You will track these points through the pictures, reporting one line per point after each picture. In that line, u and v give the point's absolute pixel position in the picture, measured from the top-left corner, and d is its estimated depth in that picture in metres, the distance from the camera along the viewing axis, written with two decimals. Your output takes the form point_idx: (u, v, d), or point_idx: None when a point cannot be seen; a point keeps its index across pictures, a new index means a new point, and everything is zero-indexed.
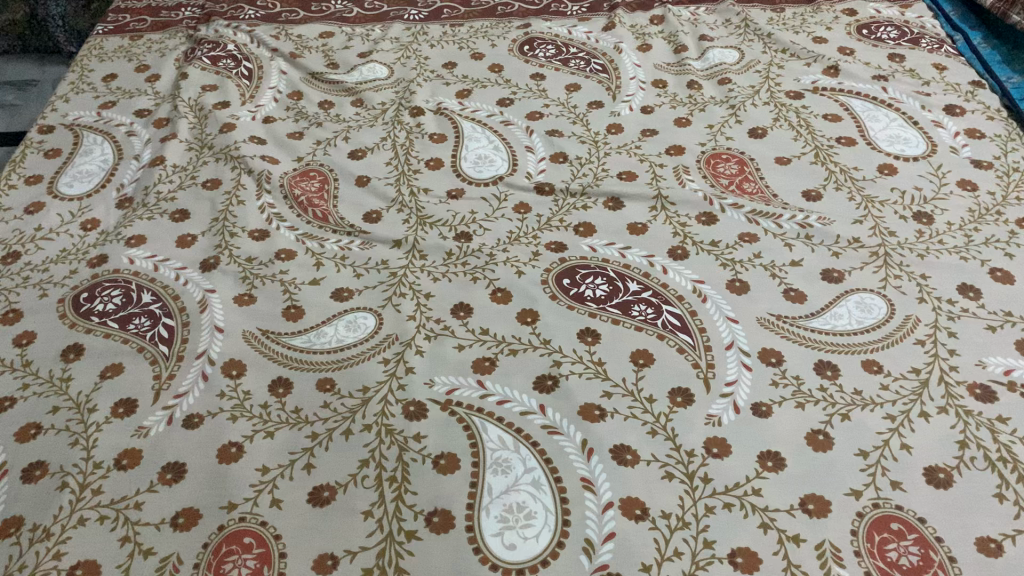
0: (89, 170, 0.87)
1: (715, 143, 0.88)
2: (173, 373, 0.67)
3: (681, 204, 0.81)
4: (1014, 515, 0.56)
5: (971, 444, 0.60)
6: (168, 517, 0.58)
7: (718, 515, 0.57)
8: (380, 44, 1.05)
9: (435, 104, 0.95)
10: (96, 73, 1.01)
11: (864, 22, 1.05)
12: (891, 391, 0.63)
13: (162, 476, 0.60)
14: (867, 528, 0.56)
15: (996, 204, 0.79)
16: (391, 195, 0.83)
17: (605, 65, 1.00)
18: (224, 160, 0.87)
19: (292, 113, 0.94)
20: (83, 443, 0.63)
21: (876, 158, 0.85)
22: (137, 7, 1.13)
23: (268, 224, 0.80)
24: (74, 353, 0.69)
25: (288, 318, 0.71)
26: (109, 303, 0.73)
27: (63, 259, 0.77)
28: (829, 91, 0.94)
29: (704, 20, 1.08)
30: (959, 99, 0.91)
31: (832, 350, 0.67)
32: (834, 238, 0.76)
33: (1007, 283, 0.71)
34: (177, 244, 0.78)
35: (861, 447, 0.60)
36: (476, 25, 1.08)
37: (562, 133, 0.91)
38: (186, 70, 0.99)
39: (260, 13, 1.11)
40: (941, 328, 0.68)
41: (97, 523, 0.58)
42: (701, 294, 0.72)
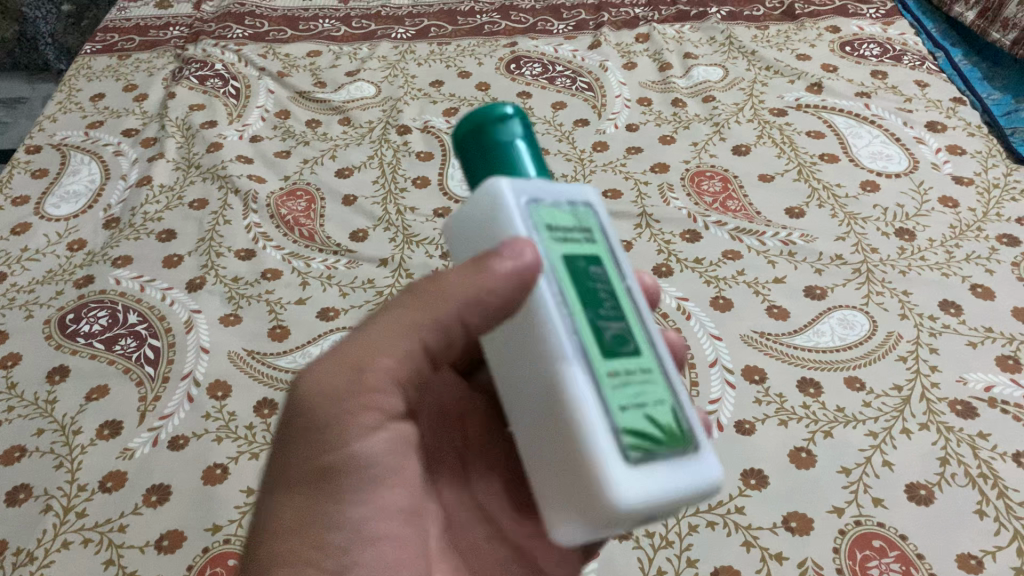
0: (76, 190, 0.87)
1: (699, 160, 0.89)
2: (159, 394, 0.67)
3: (665, 221, 0.81)
4: (994, 531, 0.56)
5: (953, 460, 0.60)
6: (152, 539, 0.58)
7: (701, 533, 0.57)
8: (367, 62, 1.05)
9: (422, 122, 0.96)
10: (85, 92, 1.01)
11: (847, 39, 1.06)
12: (873, 407, 0.64)
13: (147, 498, 0.61)
14: (849, 545, 0.56)
15: (977, 220, 0.80)
16: (378, 213, 0.84)
17: (590, 83, 1.01)
18: (211, 179, 0.87)
19: (279, 132, 0.95)
20: (67, 465, 0.63)
21: (859, 174, 0.85)
22: (125, 27, 1.13)
23: (254, 243, 0.80)
24: (59, 375, 0.69)
25: (274, 338, 0.72)
26: (95, 323, 0.73)
27: (50, 279, 0.78)
28: (812, 108, 0.95)
29: (689, 38, 1.09)
30: (941, 116, 0.92)
31: (815, 367, 0.67)
32: (817, 254, 0.77)
33: (987, 299, 0.72)
34: (163, 264, 0.78)
35: (844, 464, 0.60)
36: (463, 44, 1.09)
37: (547, 151, 0.91)
38: (174, 90, 1.00)
39: (248, 33, 1.11)
40: (923, 345, 0.68)
41: (81, 547, 0.58)
42: (685, 311, 0.72)
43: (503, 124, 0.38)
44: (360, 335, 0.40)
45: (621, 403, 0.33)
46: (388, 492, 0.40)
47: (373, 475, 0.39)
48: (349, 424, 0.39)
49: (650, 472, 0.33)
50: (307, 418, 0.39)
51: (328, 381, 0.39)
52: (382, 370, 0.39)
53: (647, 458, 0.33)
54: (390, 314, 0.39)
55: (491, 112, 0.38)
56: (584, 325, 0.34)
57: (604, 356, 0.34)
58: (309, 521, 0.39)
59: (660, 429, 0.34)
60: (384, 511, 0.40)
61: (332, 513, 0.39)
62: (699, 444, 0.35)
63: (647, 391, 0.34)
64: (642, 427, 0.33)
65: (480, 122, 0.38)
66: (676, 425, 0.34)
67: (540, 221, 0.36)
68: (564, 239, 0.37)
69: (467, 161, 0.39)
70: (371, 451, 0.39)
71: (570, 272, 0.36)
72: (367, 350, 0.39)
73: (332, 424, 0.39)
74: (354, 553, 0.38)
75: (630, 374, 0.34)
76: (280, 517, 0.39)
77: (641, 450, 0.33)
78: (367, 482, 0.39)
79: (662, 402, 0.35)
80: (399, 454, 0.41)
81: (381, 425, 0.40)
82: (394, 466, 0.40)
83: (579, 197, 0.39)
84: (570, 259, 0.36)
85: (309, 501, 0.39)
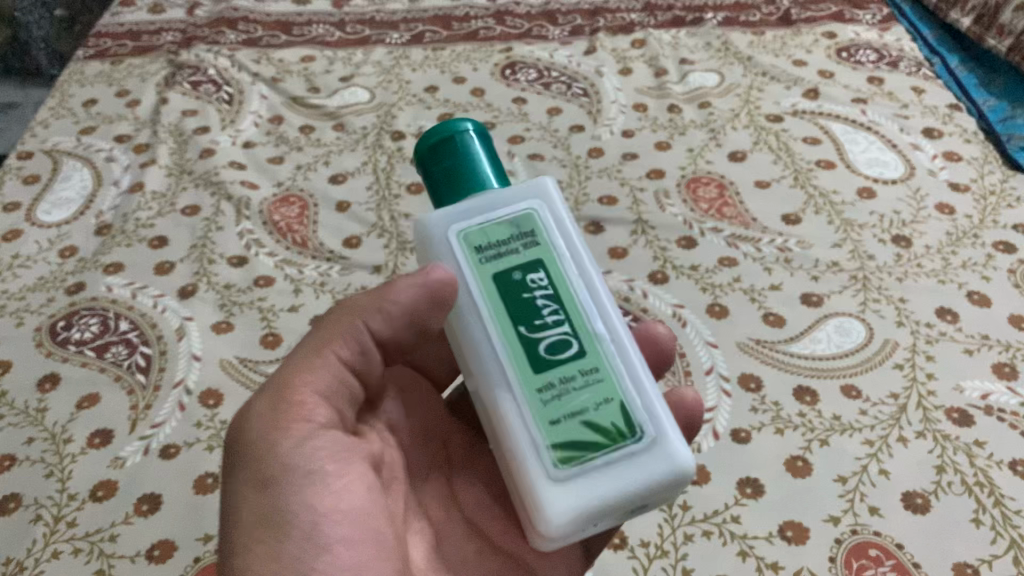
0: (68, 196, 0.87)
1: (695, 166, 0.88)
2: (150, 403, 0.67)
3: (661, 227, 0.81)
4: (991, 540, 0.56)
5: (949, 469, 0.60)
6: (143, 549, 0.58)
7: (697, 543, 0.57)
8: (362, 68, 1.05)
9: (416, 128, 0.95)
10: (77, 98, 1.01)
11: (843, 45, 1.06)
12: (869, 415, 0.63)
13: (138, 507, 0.60)
14: (845, 555, 0.56)
15: (974, 227, 0.79)
16: (372, 220, 0.83)
17: (586, 89, 1.01)
18: (204, 186, 0.87)
19: (272, 138, 0.94)
20: (58, 474, 0.62)
21: (855, 181, 0.85)
22: (118, 32, 1.12)
23: (247, 250, 0.79)
24: (50, 383, 0.68)
25: (266, 345, 0.71)
26: (86, 331, 0.72)
27: (41, 287, 0.77)
28: (808, 114, 0.95)
29: (685, 43, 1.09)
30: (938, 123, 0.92)
31: (812, 375, 0.67)
32: (813, 261, 0.76)
33: (984, 307, 0.71)
34: (155, 271, 0.78)
35: (840, 472, 0.60)
36: (458, 49, 1.08)
37: (543, 157, 0.91)
38: (167, 96, 0.99)
39: (241, 38, 1.11)
40: (919, 352, 0.68)
41: (72, 557, 0.58)
42: (681, 319, 0.72)
43: (457, 142, 0.43)
44: (288, 366, 0.45)
45: (553, 416, 0.40)
46: (341, 494, 0.42)
47: (321, 480, 0.42)
48: (286, 434, 0.42)
49: (582, 474, 0.40)
50: (248, 441, 0.43)
51: (261, 407, 0.43)
52: (308, 388, 0.43)
53: (583, 467, 0.40)
54: (310, 343, 0.45)
55: (458, 125, 0.43)
56: (513, 345, 0.41)
57: (532, 372, 0.41)
58: (267, 529, 0.40)
59: (599, 432, 0.40)
60: (343, 513, 0.41)
61: (284, 517, 0.40)
62: (656, 433, 0.41)
63: (585, 395, 0.41)
64: (578, 433, 0.40)
65: (439, 139, 0.43)
66: (619, 422, 0.40)
67: (475, 243, 0.42)
68: (499, 253, 0.42)
69: (429, 178, 0.44)
70: (316, 458, 0.42)
71: (502, 291, 0.42)
72: (294, 375, 0.44)
73: (260, 441, 0.42)
74: (311, 559, 0.40)
75: (564, 383, 0.41)
76: (237, 531, 0.41)
77: (573, 460, 0.40)
78: (319, 487, 0.41)
79: (605, 402, 0.41)
80: (346, 459, 0.43)
81: (321, 434, 0.43)
82: (342, 469, 0.42)
83: (528, 200, 0.43)
84: (507, 275, 0.42)
85: (262, 509, 0.41)
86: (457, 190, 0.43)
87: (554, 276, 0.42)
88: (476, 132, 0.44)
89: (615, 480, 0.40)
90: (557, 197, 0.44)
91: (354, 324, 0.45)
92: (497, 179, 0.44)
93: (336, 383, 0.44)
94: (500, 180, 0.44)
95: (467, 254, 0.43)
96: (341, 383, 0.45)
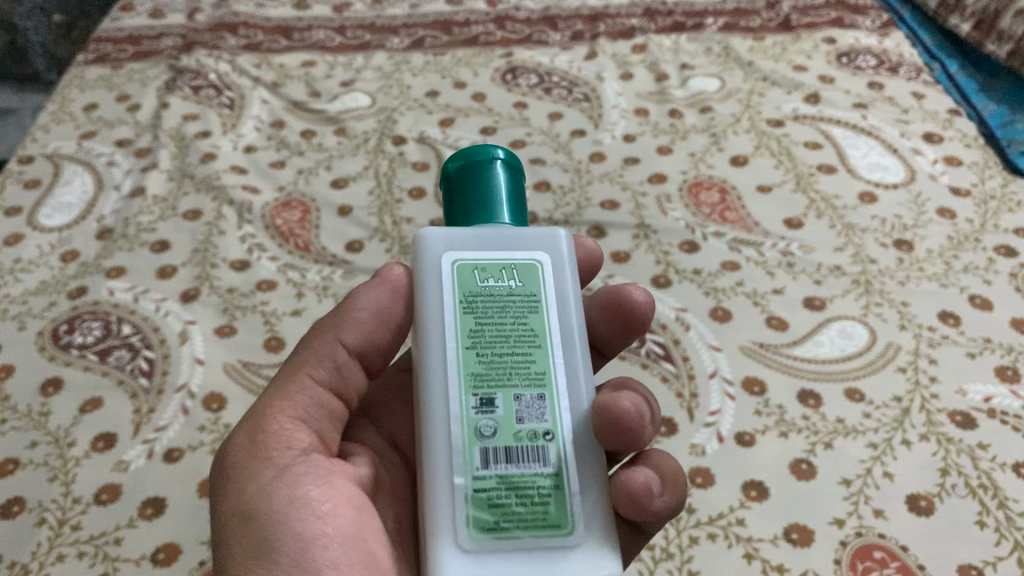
0: (69, 201, 0.86)
1: (696, 171, 0.89)
2: (154, 407, 0.66)
3: (663, 232, 0.81)
4: (995, 542, 0.56)
5: (953, 471, 0.60)
6: (148, 553, 0.58)
7: (702, 546, 0.57)
8: (362, 73, 1.05)
9: (417, 133, 0.95)
10: (78, 103, 1.00)
11: (843, 50, 1.06)
12: (873, 418, 0.64)
13: (142, 511, 0.60)
14: (850, 557, 0.56)
15: (975, 231, 0.79)
16: (373, 224, 0.83)
17: (587, 94, 1.01)
18: (205, 190, 0.87)
19: (273, 142, 0.94)
20: (61, 478, 0.62)
21: (857, 185, 0.85)
22: (118, 37, 1.12)
23: (249, 254, 0.79)
24: (53, 388, 0.68)
25: (269, 349, 0.71)
26: (88, 335, 0.72)
27: (43, 291, 0.77)
28: (809, 119, 0.95)
29: (685, 48, 1.09)
30: (937, 128, 0.93)
31: (815, 379, 0.67)
32: (816, 265, 0.76)
33: (986, 310, 0.71)
34: (157, 275, 0.78)
35: (844, 475, 0.60)
36: (459, 54, 1.08)
37: (544, 162, 0.91)
38: (168, 100, 0.99)
39: (242, 43, 1.11)
40: (922, 356, 0.68)
41: (76, 560, 0.57)
42: (685, 323, 0.72)
43: (481, 170, 0.43)
44: (263, 400, 0.45)
45: None
46: (327, 516, 0.40)
47: (303, 505, 0.40)
48: (269, 463, 0.42)
49: None
50: (229, 473, 0.42)
51: (239, 446, 0.43)
52: (282, 416, 0.43)
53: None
54: (283, 375, 0.46)
55: (491, 151, 0.43)
56: None
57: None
58: (251, 558, 0.39)
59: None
60: (330, 535, 0.40)
61: (266, 540, 0.40)
62: None
63: None
64: None
65: (471, 161, 0.43)
66: None
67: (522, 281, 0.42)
68: None
69: (449, 197, 0.44)
70: (298, 484, 0.41)
71: None
72: (267, 406, 0.44)
73: (240, 473, 0.42)
74: None
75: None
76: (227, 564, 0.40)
77: None
78: (304, 513, 0.40)
79: None
80: (329, 482, 0.42)
81: (302, 461, 0.42)
82: (327, 493, 0.41)
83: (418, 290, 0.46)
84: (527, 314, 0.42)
85: (246, 537, 0.40)
86: (466, 215, 0.43)
87: None
88: (507, 161, 0.43)
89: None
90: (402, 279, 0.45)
91: (316, 355, 0.46)
92: (513, 212, 0.43)
93: (314, 410, 0.45)
94: (517, 216, 0.43)
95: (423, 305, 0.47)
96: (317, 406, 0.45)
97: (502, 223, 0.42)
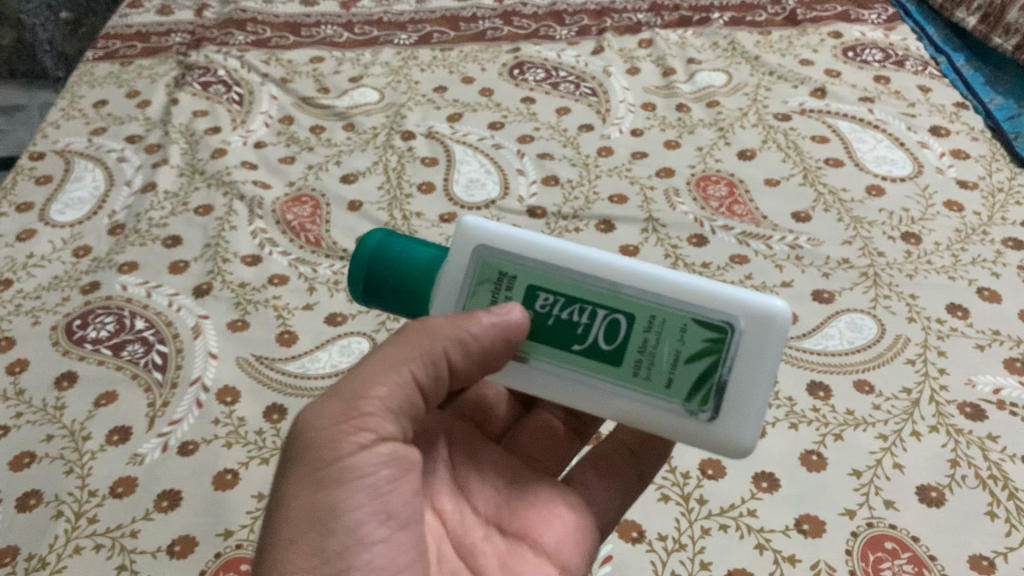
0: (80, 197, 0.87)
1: (704, 165, 0.89)
2: (167, 400, 0.66)
3: (672, 226, 0.81)
4: (1005, 533, 0.56)
5: (963, 462, 0.60)
6: (165, 544, 0.57)
7: (714, 537, 0.56)
8: (371, 68, 1.05)
9: (426, 128, 0.96)
10: (88, 99, 1.01)
11: (849, 44, 1.06)
12: (882, 410, 0.64)
13: (158, 503, 0.60)
14: (862, 547, 0.55)
15: (982, 224, 0.80)
16: (384, 219, 0.84)
17: (594, 89, 1.01)
18: (216, 186, 0.87)
19: (283, 138, 0.95)
20: (77, 471, 0.62)
21: (864, 178, 0.86)
22: (127, 34, 1.13)
23: (260, 249, 0.80)
24: (68, 381, 0.68)
25: (281, 343, 0.71)
26: (102, 329, 0.72)
27: (56, 286, 0.77)
28: (816, 112, 0.95)
29: (692, 43, 1.10)
30: (944, 121, 0.93)
31: (825, 371, 0.67)
32: (824, 258, 0.77)
33: (994, 302, 0.72)
34: (170, 270, 0.78)
35: (854, 466, 0.60)
36: (466, 50, 1.09)
37: (553, 156, 0.91)
38: (177, 97, 1.00)
39: (250, 39, 1.11)
40: (931, 348, 0.68)
41: (93, 553, 0.57)
42: None
43: (376, 255, 0.45)
44: (359, 370, 0.43)
45: (664, 381, 0.41)
46: (388, 496, 0.41)
47: (374, 484, 0.40)
48: (356, 434, 0.40)
49: (724, 396, 0.41)
50: (310, 435, 0.41)
51: (328, 408, 0.41)
52: (380, 395, 0.42)
53: (726, 391, 0.41)
54: (383, 351, 0.43)
55: (363, 248, 0.46)
56: (580, 360, 0.42)
57: (614, 369, 0.42)
58: (308, 523, 0.39)
59: (706, 354, 0.41)
60: (387, 514, 0.41)
61: (337, 518, 0.39)
62: (745, 334, 0.41)
63: (665, 346, 0.41)
64: (694, 377, 0.41)
65: (364, 265, 0.45)
66: (711, 349, 0.41)
67: (506, 270, 0.43)
68: (506, 287, 0.44)
69: (387, 300, 0.46)
70: (375, 464, 0.41)
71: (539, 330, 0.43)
72: (364, 381, 0.42)
73: (322, 443, 0.40)
74: (348, 555, 0.39)
75: (647, 347, 0.41)
76: (281, 525, 0.39)
77: (709, 394, 0.41)
78: (368, 488, 0.40)
79: (684, 332, 0.41)
80: (401, 466, 0.42)
81: (385, 443, 0.41)
82: (396, 474, 0.41)
83: (475, 255, 0.44)
84: (534, 291, 0.43)
85: (314, 505, 0.39)
86: (420, 288, 0.45)
87: (555, 288, 0.42)
88: (381, 240, 0.46)
89: (750, 385, 0.41)
90: (477, 231, 0.44)
91: (424, 357, 0.42)
92: (433, 253, 0.45)
93: (407, 404, 0.43)
94: (437, 251, 0.46)
95: (482, 294, 0.44)
96: (408, 404, 0.43)
97: (443, 265, 0.45)
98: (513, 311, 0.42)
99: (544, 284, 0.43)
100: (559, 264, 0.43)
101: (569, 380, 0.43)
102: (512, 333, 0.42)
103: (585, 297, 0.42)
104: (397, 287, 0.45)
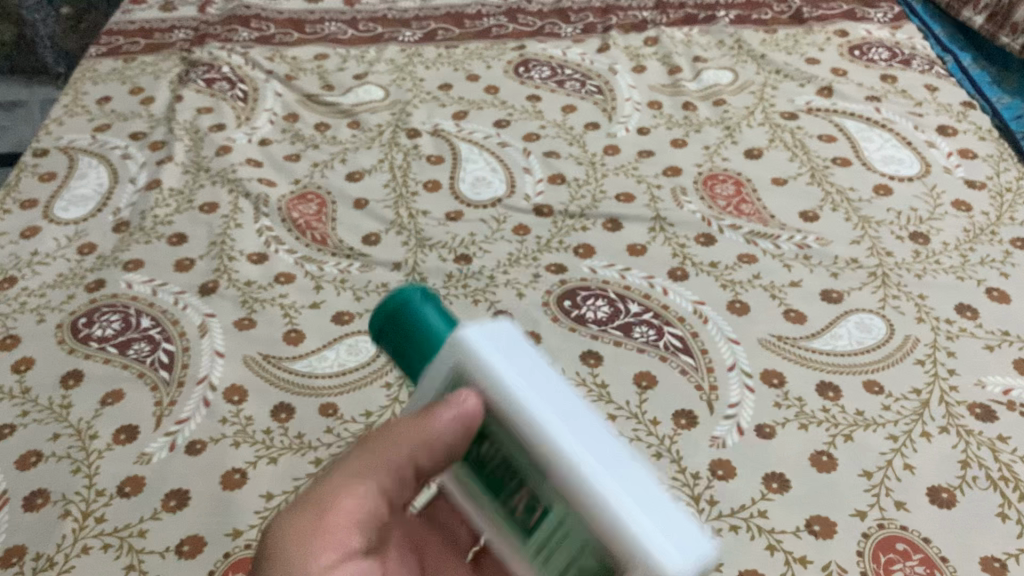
0: (84, 194, 0.87)
1: (711, 164, 0.89)
2: (174, 399, 0.66)
3: (679, 225, 0.81)
4: (1017, 535, 0.55)
5: (974, 464, 0.60)
6: (173, 545, 0.57)
7: (724, 538, 0.56)
8: (376, 65, 1.05)
9: (432, 125, 0.95)
10: (91, 96, 1.01)
11: (855, 43, 1.06)
12: (892, 410, 0.63)
13: (166, 503, 0.59)
14: (873, 549, 0.55)
15: (990, 224, 0.80)
16: (390, 217, 0.83)
17: (600, 87, 1.01)
18: (221, 183, 0.87)
19: (288, 135, 0.94)
20: (85, 470, 0.61)
21: (872, 178, 0.86)
22: (130, 30, 1.12)
23: (266, 247, 0.80)
24: (73, 379, 0.68)
25: (288, 342, 0.71)
26: (107, 328, 0.72)
27: (61, 283, 0.77)
28: (823, 111, 0.95)
29: (698, 41, 1.09)
30: (951, 120, 0.93)
31: (835, 371, 0.67)
32: (832, 258, 0.77)
33: (1003, 303, 0.72)
34: (175, 268, 0.78)
35: (865, 467, 0.60)
36: (471, 47, 1.08)
37: (559, 154, 0.91)
38: (182, 93, 0.99)
39: (255, 35, 1.10)
40: (940, 348, 0.68)
41: (102, 552, 0.57)
42: (702, 316, 0.72)
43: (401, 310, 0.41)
44: (323, 479, 0.41)
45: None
46: None
47: None
48: (325, 552, 0.38)
49: None
50: (273, 550, 0.38)
51: (290, 524, 0.39)
52: (345, 510, 0.39)
53: None
54: (349, 461, 0.41)
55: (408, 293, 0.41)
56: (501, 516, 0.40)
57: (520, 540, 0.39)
58: None
59: None
60: None
61: None
62: None
63: (563, 548, 0.37)
64: None
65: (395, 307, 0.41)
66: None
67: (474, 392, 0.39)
68: None
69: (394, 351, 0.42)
70: None
71: (474, 468, 0.41)
72: (332, 491, 0.40)
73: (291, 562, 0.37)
74: None
75: (552, 540, 0.38)
76: None
77: None
78: None
79: (583, 546, 0.36)
80: None
81: (353, 561, 0.39)
82: None
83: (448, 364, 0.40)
84: (483, 431, 0.39)
85: None
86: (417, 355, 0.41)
87: (495, 437, 0.39)
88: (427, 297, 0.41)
89: None
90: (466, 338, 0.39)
91: (388, 467, 0.41)
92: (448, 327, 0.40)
93: (371, 518, 0.40)
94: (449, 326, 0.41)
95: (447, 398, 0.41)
96: (375, 516, 0.40)
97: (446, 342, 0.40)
98: (470, 400, 0.38)
99: (501, 437, 0.38)
100: (509, 415, 0.37)
101: (495, 527, 0.41)
102: (472, 423, 0.38)
103: (517, 462, 0.38)
104: (402, 352, 0.41)
